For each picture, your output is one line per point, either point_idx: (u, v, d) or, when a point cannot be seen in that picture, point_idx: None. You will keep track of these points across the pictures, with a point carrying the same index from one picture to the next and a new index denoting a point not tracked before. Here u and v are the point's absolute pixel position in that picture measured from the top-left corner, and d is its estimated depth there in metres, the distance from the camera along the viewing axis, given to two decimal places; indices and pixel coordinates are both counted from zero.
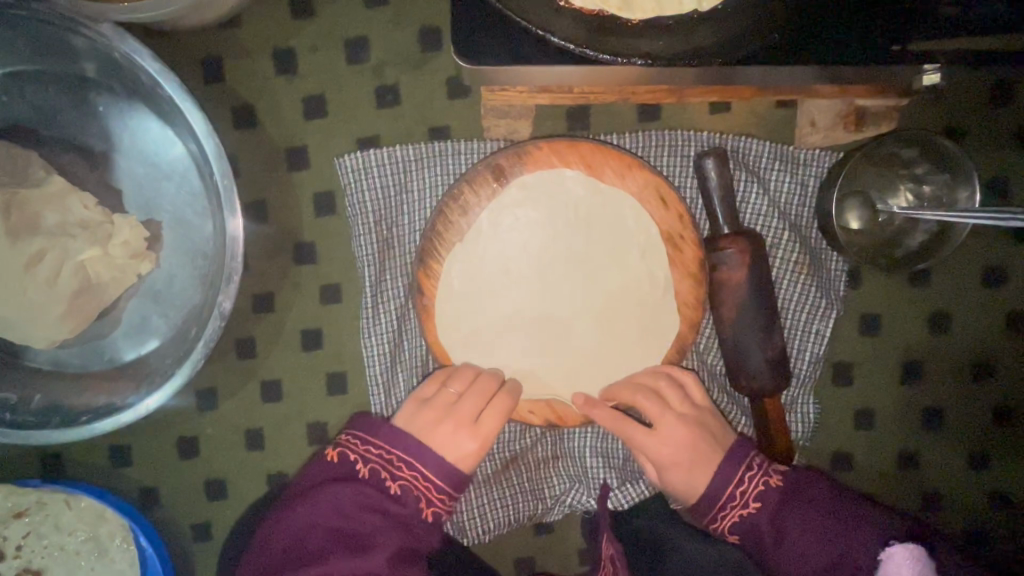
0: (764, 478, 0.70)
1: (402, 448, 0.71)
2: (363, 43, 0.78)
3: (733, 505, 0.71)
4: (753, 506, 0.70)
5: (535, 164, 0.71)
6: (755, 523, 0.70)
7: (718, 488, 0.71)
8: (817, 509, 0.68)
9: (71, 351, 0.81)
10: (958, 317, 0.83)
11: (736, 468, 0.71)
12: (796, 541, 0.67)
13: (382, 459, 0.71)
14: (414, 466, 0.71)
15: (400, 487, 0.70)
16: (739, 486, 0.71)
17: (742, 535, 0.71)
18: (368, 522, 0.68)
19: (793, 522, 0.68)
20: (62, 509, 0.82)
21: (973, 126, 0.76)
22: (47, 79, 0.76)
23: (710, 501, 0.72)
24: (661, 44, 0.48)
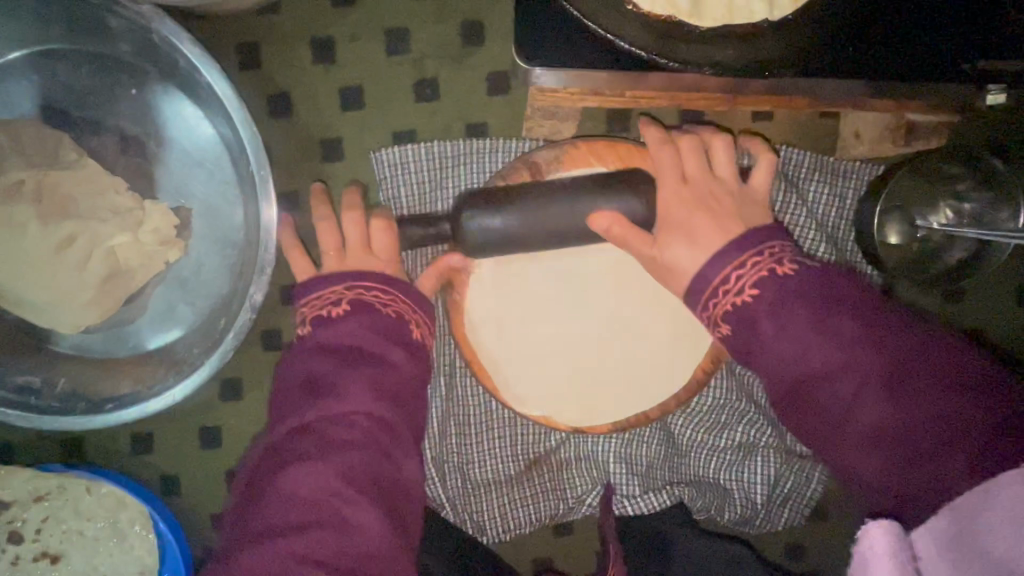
0: (770, 265, 0.53)
1: (336, 278, 0.66)
2: (404, 34, 0.77)
3: (726, 291, 0.54)
4: (750, 293, 0.53)
5: (572, 163, 0.69)
6: (756, 310, 0.52)
7: (711, 275, 0.55)
8: (848, 313, 0.50)
9: (97, 336, 0.80)
10: (990, 336, 0.82)
11: (741, 253, 0.55)
12: (791, 327, 0.50)
13: (326, 297, 0.66)
14: (358, 285, 0.65)
15: (347, 305, 0.64)
16: (729, 272, 0.54)
17: (734, 329, 0.54)
18: (336, 360, 0.61)
19: (807, 316, 0.50)
20: (83, 494, 0.81)
21: (1020, 142, 0.75)
22: (80, 59, 0.75)
23: (703, 286, 0.56)
24: (732, 53, 0.47)
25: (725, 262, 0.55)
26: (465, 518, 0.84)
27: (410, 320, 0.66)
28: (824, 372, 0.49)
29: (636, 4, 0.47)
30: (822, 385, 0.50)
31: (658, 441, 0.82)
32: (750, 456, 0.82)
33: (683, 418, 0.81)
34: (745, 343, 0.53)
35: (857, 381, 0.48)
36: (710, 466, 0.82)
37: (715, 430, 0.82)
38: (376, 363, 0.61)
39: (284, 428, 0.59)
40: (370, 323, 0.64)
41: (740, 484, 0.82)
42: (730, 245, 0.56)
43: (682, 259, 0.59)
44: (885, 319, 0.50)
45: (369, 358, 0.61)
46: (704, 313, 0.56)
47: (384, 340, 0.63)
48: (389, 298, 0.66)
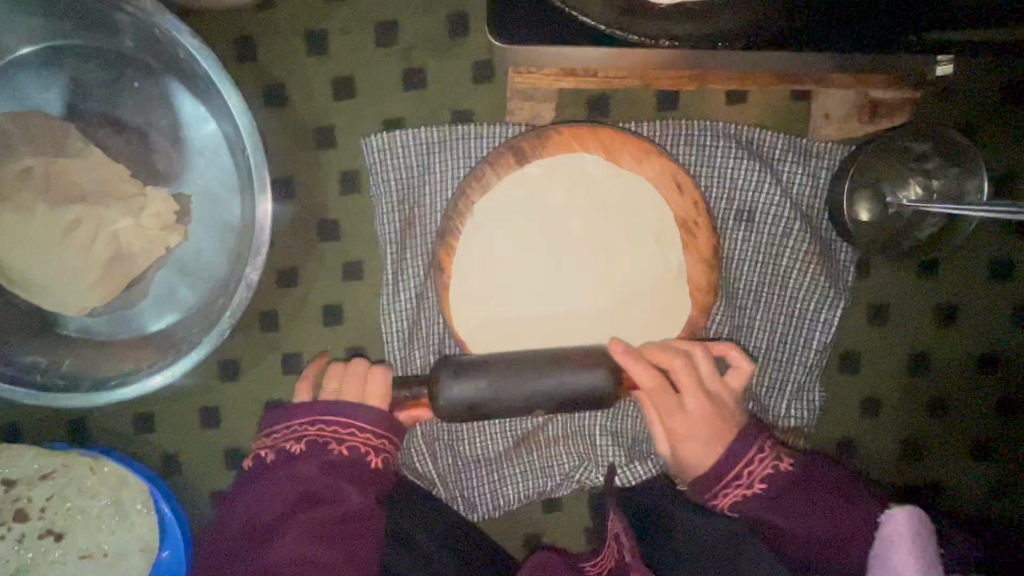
0: (774, 462, 0.67)
1: (302, 416, 0.68)
2: (392, 26, 0.81)
3: (737, 485, 0.68)
4: (758, 487, 0.67)
5: (555, 148, 0.73)
6: (759, 503, 0.67)
7: (723, 470, 0.68)
8: (811, 490, 0.67)
9: (101, 319, 0.84)
10: (965, 309, 0.85)
11: (749, 445, 0.69)
12: (800, 517, 0.65)
13: (309, 431, 0.68)
14: (319, 424, 0.68)
15: (307, 446, 0.67)
16: (743, 466, 0.68)
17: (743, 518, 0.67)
18: (286, 507, 0.65)
19: (808, 498, 0.66)
20: (86, 472, 0.84)
21: (982, 121, 0.79)
22: (86, 54, 0.79)
23: (727, 469, 0.68)
24: (692, 27, 0.50)
25: (747, 447, 0.69)
26: (456, 493, 0.86)
27: (366, 451, 0.69)
28: (811, 542, 0.64)
29: None
30: (801, 533, 0.65)
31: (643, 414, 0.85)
32: None
33: None
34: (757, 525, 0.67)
35: (821, 533, 0.65)
36: None
37: None
38: (330, 503, 0.65)
39: (252, 517, 0.65)
40: (325, 462, 0.66)
41: None
42: (740, 438, 0.69)
43: (694, 458, 0.71)
44: (854, 496, 0.66)
45: (319, 500, 0.65)
46: (715, 499, 0.69)
47: (337, 484, 0.66)
48: (350, 434, 0.68)
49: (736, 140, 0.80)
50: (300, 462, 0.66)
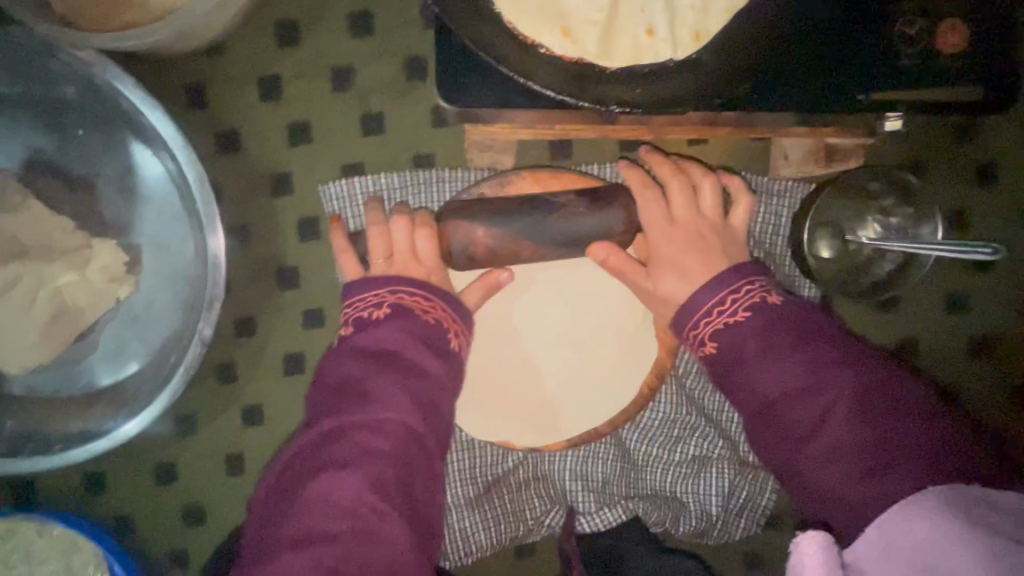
0: (759, 294, 0.63)
1: (381, 285, 0.65)
2: (349, 71, 0.79)
3: (717, 312, 0.63)
4: (741, 316, 0.62)
5: (517, 194, 0.72)
6: (736, 334, 0.61)
7: (709, 300, 0.63)
8: (821, 343, 0.60)
9: (46, 376, 0.80)
10: (925, 342, 0.86)
11: (739, 287, 0.63)
12: (772, 364, 0.59)
13: (384, 301, 0.64)
14: (392, 290, 0.65)
15: (388, 309, 0.63)
16: (727, 304, 0.63)
17: (719, 349, 0.62)
18: (368, 367, 0.59)
19: (782, 345, 0.59)
20: (33, 537, 0.80)
21: (935, 160, 0.80)
22: (25, 102, 0.75)
23: (723, 373, 0.62)
24: (638, 92, 0.51)
25: (715, 290, 0.64)
26: None
27: (448, 328, 0.65)
28: (817, 452, 0.56)
29: (549, 48, 0.51)
30: (795, 419, 0.57)
31: (614, 458, 0.83)
32: (704, 469, 0.84)
33: (637, 434, 0.83)
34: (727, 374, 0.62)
35: (844, 420, 0.56)
36: (665, 480, 0.84)
37: (668, 445, 0.83)
38: (406, 369, 0.59)
39: (333, 378, 0.60)
40: (406, 328, 0.62)
41: (695, 497, 0.84)
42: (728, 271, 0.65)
43: (672, 289, 0.67)
44: (882, 403, 0.56)
45: (405, 365, 0.60)
46: (692, 331, 0.64)
47: (424, 347, 0.61)
48: (430, 306, 0.65)
49: None
50: (368, 328, 0.62)
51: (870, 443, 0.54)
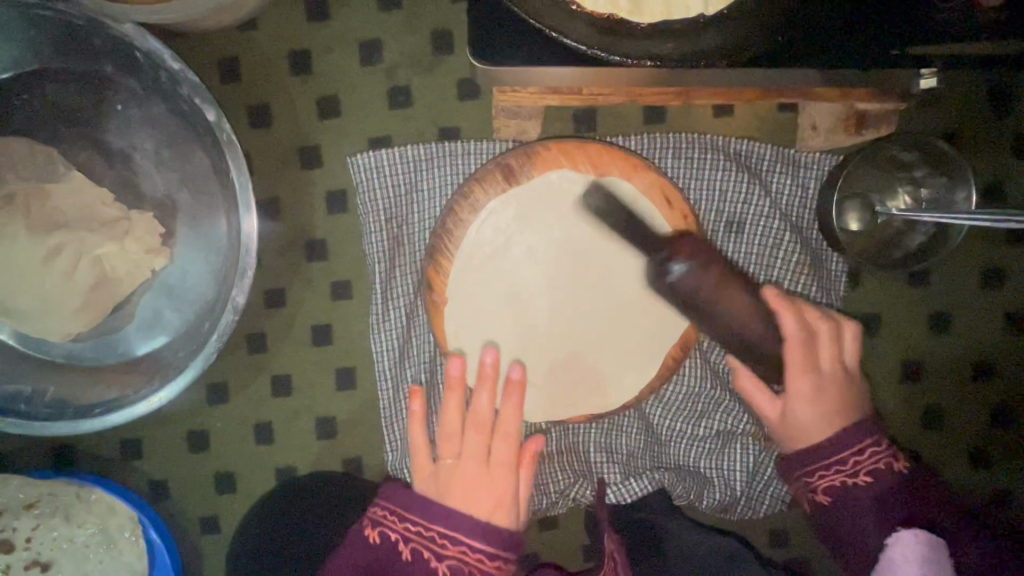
0: (885, 460, 0.67)
1: (420, 514, 0.67)
2: (377, 45, 0.80)
3: (838, 471, 0.68)
4: (864, 478, 0.67)
5: (543, 164, 0.71)
6: (853, 499, 0.67)
7: (802, 462, 0.70)
8: (896, 486, 0.67)
9: (85, 345, 0.82)
10: (958, 317, 0.84)
11: (863, 438, 0.68)
12: (863, 523, 0.66)
13: (423, 537, 0.66)
14: (434, 533, 0.66)
15: (412, 554, 0.65)
16: (848, 457, 0.68)
17: (833, 500, 0.68)
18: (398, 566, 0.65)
19: (879, 514, 0.66)
20: (72, 501, 0.83)
21: (969, 129, 0.79)
22: (69, 78, 0.78)
23: (818, 460, 0.69)
24: (671, 46, 0.51)
25: (853, 442, 0.68)
26: None
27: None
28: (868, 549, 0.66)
29: (580, 4, 0.51)
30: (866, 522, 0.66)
31: (637, 431, 0.83)
32: (729, 444, 0.83)
33: (661, 407, 0.83)
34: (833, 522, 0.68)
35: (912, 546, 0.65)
36: (691, 454, 0.83)
37: (693, 419, 0.83)
38: None
39: None
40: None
41: (720, 472, 0.83)
42: (857, 428, 0.68)
43: (808, 426, 0.70)
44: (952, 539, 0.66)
45: None
46: (804, 478, 0.70)
47: None
48: (444, 550, 0.65)
49: (723, 152, 0.79)
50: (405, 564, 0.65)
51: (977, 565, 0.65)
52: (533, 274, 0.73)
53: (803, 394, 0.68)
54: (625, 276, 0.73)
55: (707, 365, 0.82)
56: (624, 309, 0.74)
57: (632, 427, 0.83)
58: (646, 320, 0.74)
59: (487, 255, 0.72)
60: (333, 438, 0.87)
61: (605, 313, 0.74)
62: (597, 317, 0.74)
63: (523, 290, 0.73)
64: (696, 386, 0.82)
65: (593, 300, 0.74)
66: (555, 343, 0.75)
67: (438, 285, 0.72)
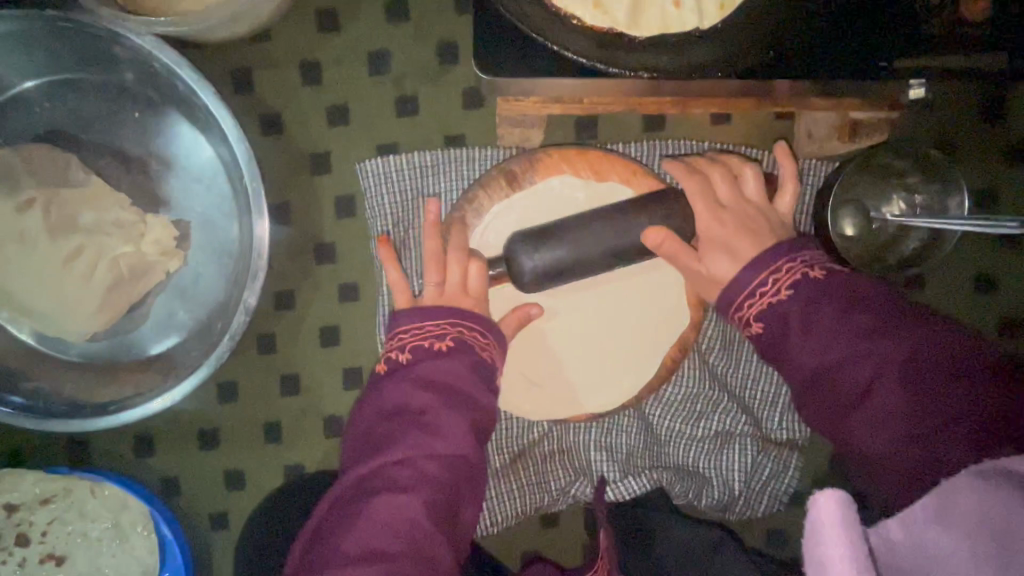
0: (800, 270, 0.61)
1: (418, 317, 0.67)
2: (386, 55, 0.83)
3: (760, 294, 0.62)
4: (786, 292, 0.61)
5: (546, 171, 0.74)
6: (780, 328, 0.60)
7: (741, 285, 0.63)
8: (869, 310, 0.58)
9: (101, 344, 0.85)
10: (953, 322, 0.86)
11: (768, 261, 0.63)
12: (822, 324, 0.58)
13: (426, 333, 0.65)
14: (455, 324, 0.66)
15: (417, 352, 0.64)
16: (761, 279, 0.62)
17: (766, 326, 0.61)
18: (424, 398, 0.60)
19: (828, 315, 0.58)
20: (86, 496, 0.85)
21: (961, 137, 0.81)
22: (90, 88, 0.81)
23: (732, 297, 0.64)
24: (668, 60, 0.54)
25: (757, 272, 0.63)
26: None
27: (479, 350, 0.65)
28: (839, 366, 0.57)
29: (582, 19, 0.54)
30: (815, 325, 0.58)
31: (637, 431, 0.85)
32: (727, 444, 0.85)
33: (660, 408, 0.84)
34: (770, 346, 0.62)
35: (886, 383, 0.55)
36: (690, 454, 0.85)
37: (692, 420, 0.85)
38: (430, 429, 0.58)
39: (387, 408, 0.60)
40: (428, 373, 0.61)
41: (718, 472, 0.85)
42: (775, 247, 0.63)
43: (722, 269, 0.67)
44: (931, 376, 0.53)
45: (435, 414, 0.59)
46: (738, 314, 0.64)
47: (444, 391, 0.60)
48: (447, 330, 0.65)
49: (720, 159, 0.82)
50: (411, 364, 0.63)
51: (966, 411, 0.51)
52: None
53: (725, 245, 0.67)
54: (625, 281, 0.75)
55: (705, 368, 0.84)
56: (625, 313, 0.76)
57: (631, 427, 0.85)
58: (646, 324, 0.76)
59: (491, 261, 0.74)
60: (340, 436, 0.89)
61: (606, 317, 0.76)
62: (598, 321, 0.76)
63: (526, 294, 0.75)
64: (693, 388, 0.84)
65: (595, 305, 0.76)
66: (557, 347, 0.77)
67: None
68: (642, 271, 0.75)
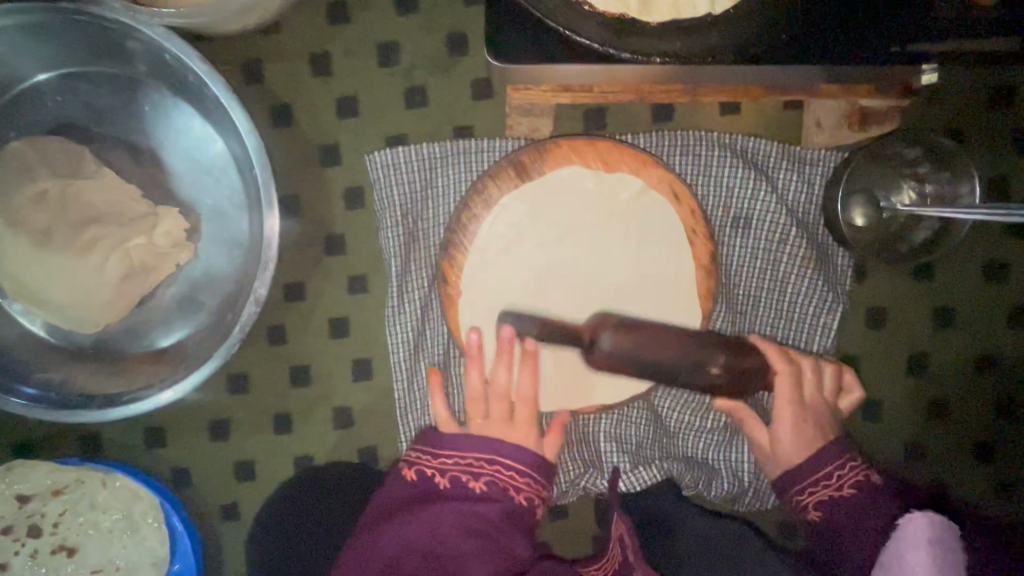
0: (864, 472, 0.71)
1: (451, 451, 0.71)
2: (395, 47, 0.83)
3: (824, 485, 0.72)
4: (845, 491, 0.71)
5: (555, 160, 0.74)
6: (841, 515, 0.70)
7: (812, 468, 0.73)
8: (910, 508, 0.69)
9: (113, 336, 0.86)
10: (963, 312, 0.85)
11: (837, 454, 0.73)
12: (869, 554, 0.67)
13: (461, 466, 0.70)
14: (471, 474, 0.69)
15: (450, 481, 0.69)
16: (831, 470, 0.72)
17: (825, 511, 0.71)
18: (465, 545, 0.65)
19: (881, 512, 0.68)
20: (99, 487, 0.86)
21: (972, 126, 0.81)
22: (101, 81, 0.81)
23: (801, 480, 0.73)
24: (679, 45, 0.54)
25: (832, 459, 0.73)
26: None
27: (503, 486, 0.69)
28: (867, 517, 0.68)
29: (592, 5, 0.54)
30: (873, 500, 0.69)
31: (646, 421, 0.85)
32: (737, 435, 0.85)
33: (670, 399, 0.84)
34: (831, 526, 0.70)
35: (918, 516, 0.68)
36: (699, 444, 0.85)
37: (702, 410, 0.84)
38: (457, 560, 0.64)
39: (412, 537, 0.66)
40: (452, 512, 0.66)
41: (728, 462, 0.85)
42: (833, 446, 0.73)
43: (789, 450, 0.75)
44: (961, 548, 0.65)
45: (463, 549, 0.65)
46: (798, 496, 0.74)
47: (475, 536, 0.65)
48: (480, 469, 0.69)
49: (729, 149, 0.81)
50: (445, 492, 0.68)
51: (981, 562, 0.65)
52: (544, 267, 0.75)
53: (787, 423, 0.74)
54: (634, 271, 0.75)
55: None
56: (634, 302, 0.76)
57: (641, 418, 0.85)
58: (655, 313, 0.76)
59: (499, 250, 0.74)
60: (350, 428, 0.89)
61: (616, 307, 0.76)
62: (607, 310, 0.76)
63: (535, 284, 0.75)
64: None
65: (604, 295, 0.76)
66: None
67: (453, 278, 0.75)
68: (651, 260, 0.75)
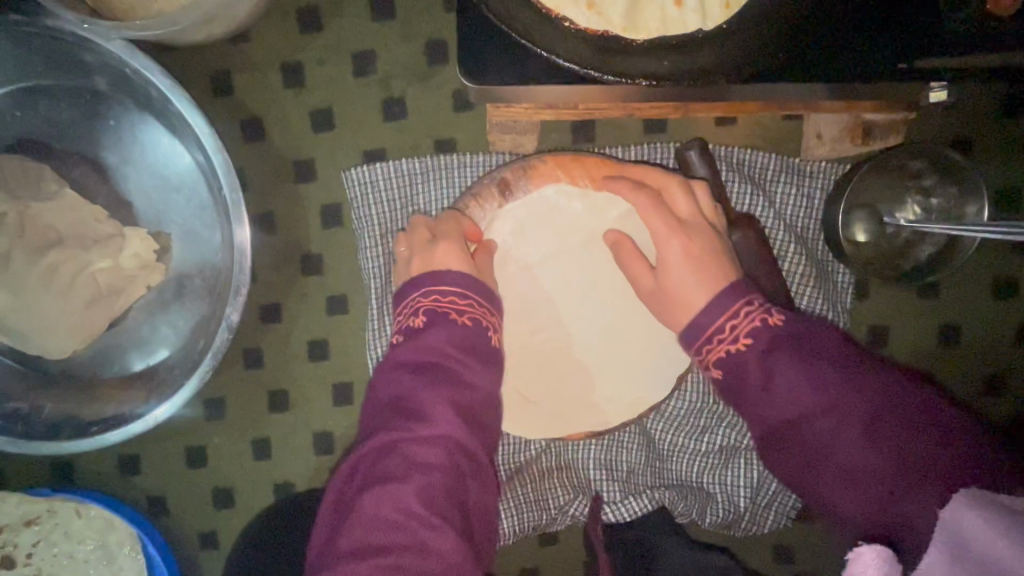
0: (761, 315, 0.59)
1: (418, 289, 0.67)
2: (372, 55, 0.79)
3: (719, 339, 0.60)
4: (742, 341, 0.58)
5: (539, 177, 0.69)
6: (743, 364, 0.58)
7: (708, 321, 0.61)
8: (833, 360, 0.56)
9: (83, 361, 0.82)
10: (968, 329, 0.82)
11: (734, 298, 0.61)
12: (773, 398, 0.56)
13: (434, 302, 0.66)
14: (436, 296, 0.66)
15: (427, 317, 0.65)
16: (731, 319, 0.60)
17: (724, 371, 0.59)
18: (415, 382, 0.62)
19: (787, 367, 0.56)
20: (72, 517, 0.82)
21: (980, 135, 0.76)
22: (61, 94, 0.77)
23: (695, 335, 0.62)
24: (668, 64, 0.51)
25: (725, 307, 0.61)
26: None
27: (486, 326, 0.66)
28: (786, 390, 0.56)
29: (573, 20, 0.50)
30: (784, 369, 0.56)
31: (638, 447, 0.82)
32: (733, 460, 0.81)
33: (663, 423, 0.81)
34: (734, 395, 0.59)
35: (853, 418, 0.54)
36: (692, 470, 0.82)
37: (696, 435, 0.81)
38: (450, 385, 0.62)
39: (390, 393, 0.62)
40: (413, 349, 0.64)
41: (723, 488, 0.82)
42: (726, 290, 0.61)
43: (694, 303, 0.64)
44: (896, 429, 0.53)
45: (451, 376, 0.62)
46: (700, 356, 0.62)
47: (463, 357, 0.63)
48: (459, 305, 0.65)
49: (725, 163, 0.78)
50: (416, 333, 0.64)
51: (926, 460, 0.52)
52: (530, 290, 0.72)
53: (672, 258, 0.65)
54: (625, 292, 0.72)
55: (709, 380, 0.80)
56: (625, 325, 0.73)
57: (632, 443, 0.82)
58: (646, 337, 0.73)
59: None
60: (332, 453, 0.86)
61: (606, 331, 0.72)
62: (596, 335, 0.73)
63: (520, 307, 0.72)
64: (697, 402, 0.80)
65: (593, 319, 0.72)
66: (553, 361, 0.73)
67: None
68: None
